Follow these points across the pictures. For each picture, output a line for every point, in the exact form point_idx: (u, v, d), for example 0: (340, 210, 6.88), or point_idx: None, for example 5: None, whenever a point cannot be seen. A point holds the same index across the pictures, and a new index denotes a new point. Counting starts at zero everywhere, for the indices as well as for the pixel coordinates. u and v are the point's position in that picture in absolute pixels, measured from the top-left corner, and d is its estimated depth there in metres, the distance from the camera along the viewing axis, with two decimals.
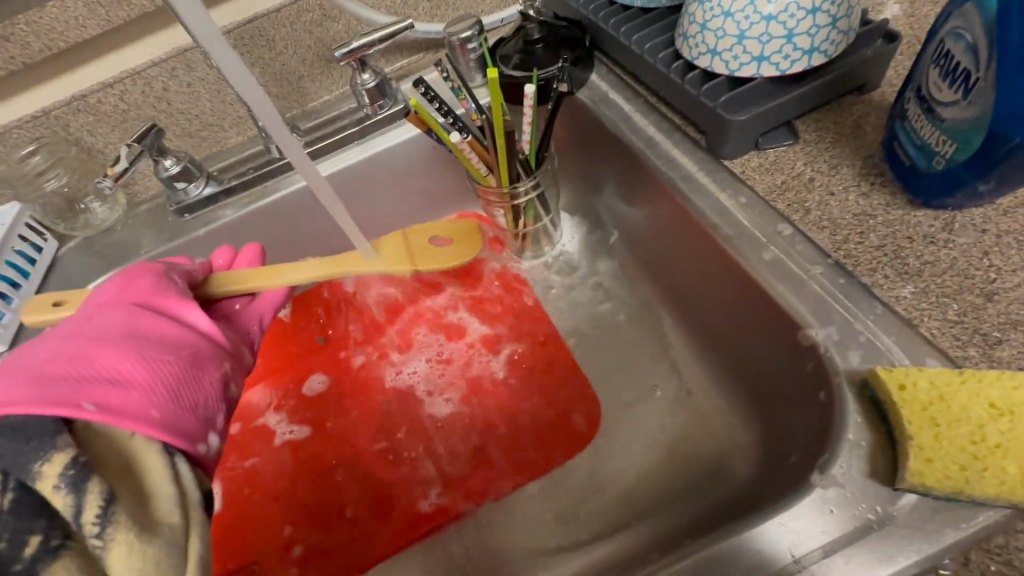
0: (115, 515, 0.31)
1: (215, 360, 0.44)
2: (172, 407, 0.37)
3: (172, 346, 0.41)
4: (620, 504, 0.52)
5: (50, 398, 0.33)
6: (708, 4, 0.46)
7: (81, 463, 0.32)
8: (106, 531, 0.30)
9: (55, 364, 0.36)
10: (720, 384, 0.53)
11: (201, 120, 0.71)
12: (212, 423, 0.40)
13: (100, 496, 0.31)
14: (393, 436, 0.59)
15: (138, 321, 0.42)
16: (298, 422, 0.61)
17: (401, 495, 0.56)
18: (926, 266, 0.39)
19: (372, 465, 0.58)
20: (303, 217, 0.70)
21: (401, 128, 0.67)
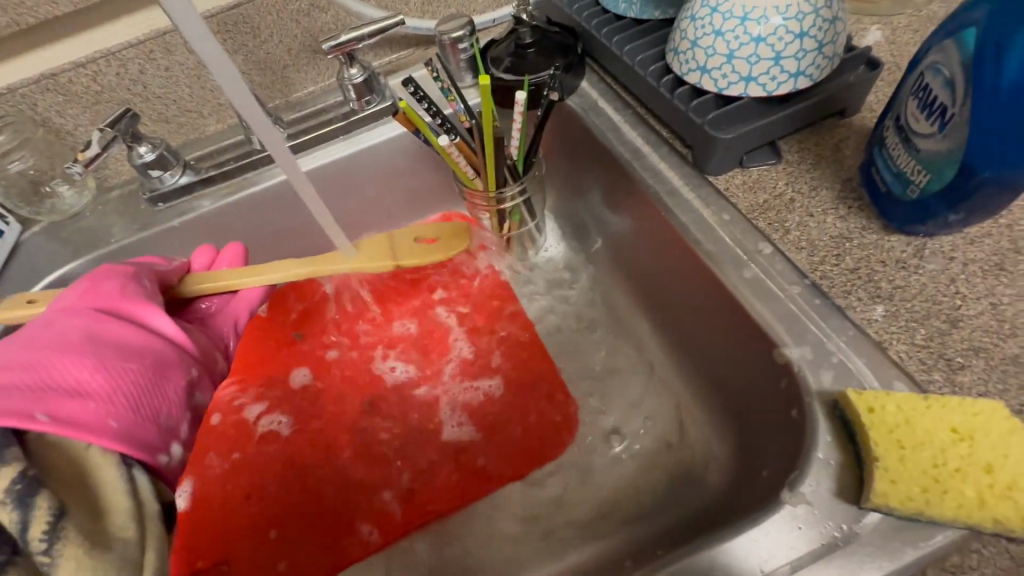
0: (63, 532, 0.39)
1: (174, 369, 0.52)
2: (131, 418, 0.46)
3: (136, 356, 0.50)
4: (594, 512, 0.53)
5: (9, 410, 0.42)
6: (700, 22, 0.46)
7: (28, 478, 0.40)
8: (53, 548, 0.38)
9: (15, 375, 0.44)
10: (696, 396, 0.54)
11: (179, 105, 0.68)
12: (173, 432, 0.50)
13: (48, 512, 0.39)
14: (371, 436, 0.59)
15: (101, 329, 0.50)
16: (273, 418, 0.59)
17: (377, 495, 0.56)
18: (897, 291, 0.40)
19: (349, 465, 0.57)
20: (284, 210, 0.68)
21: (388, 125, 0.65)
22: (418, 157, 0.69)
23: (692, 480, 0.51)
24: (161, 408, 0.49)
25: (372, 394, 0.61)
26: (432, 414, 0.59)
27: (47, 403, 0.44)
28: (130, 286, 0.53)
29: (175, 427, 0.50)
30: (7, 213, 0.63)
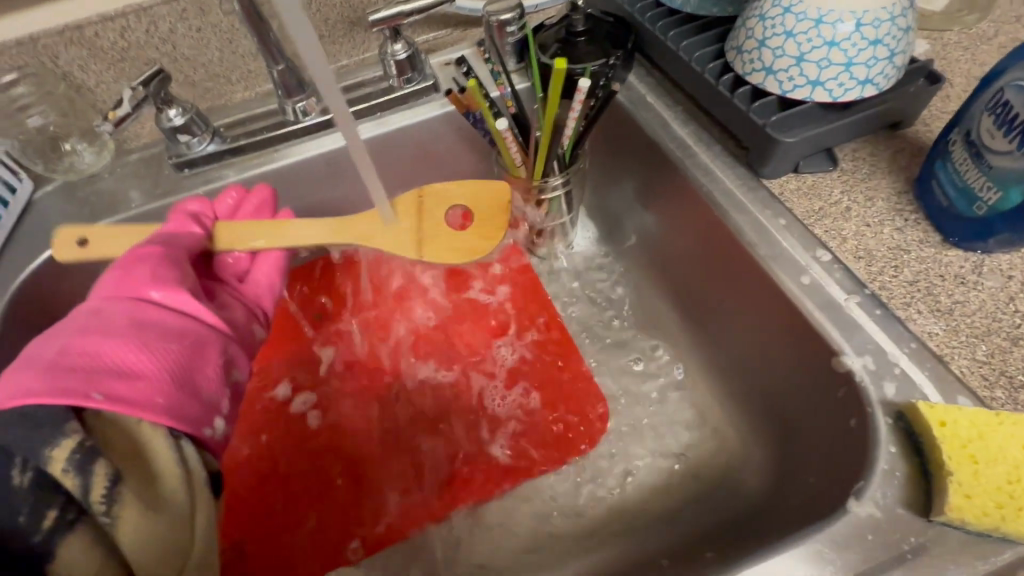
0: (120, 494, 0.37)
1: (214, 344, 0.47)
2: (178, 393, 0.42)
3: (179, 330, 0.45)
4: (625, 510, 0.53)
5: (59, 389, 0.38)
6: (771, 21, 0.46)
7: (86, 447, 0.37)
8: (112, 508, 0.36)
9: (65, 356, 0.40)
10: (733, 400, 0.54)
11: (207, 70, 0.65)
12: (217, 408, 0.45)
13: (105, 477, 0.36)
14: (396, 423, 0.59)
15: (142, 307, 0.45)
16: (298, 405, 0.60)
17: (399, 480, 0.56)
18: (956, 306, 0.40)
19: (372, 448, 0.58)
20: (312, 185, 0.65)
21: (432, 104, 0.63)
22: (455, 140, 0.66)
23: (726, 483, 0.51)
24: (207, 384, 0.45)
25: (400, 382, 0.61)
26: (456, 404, 0.59)
27: (98, 379, 0.39)
28: (167, 252, 0.48)
29: (219, 404, 0.46)
30: (19, 169, 0.61)
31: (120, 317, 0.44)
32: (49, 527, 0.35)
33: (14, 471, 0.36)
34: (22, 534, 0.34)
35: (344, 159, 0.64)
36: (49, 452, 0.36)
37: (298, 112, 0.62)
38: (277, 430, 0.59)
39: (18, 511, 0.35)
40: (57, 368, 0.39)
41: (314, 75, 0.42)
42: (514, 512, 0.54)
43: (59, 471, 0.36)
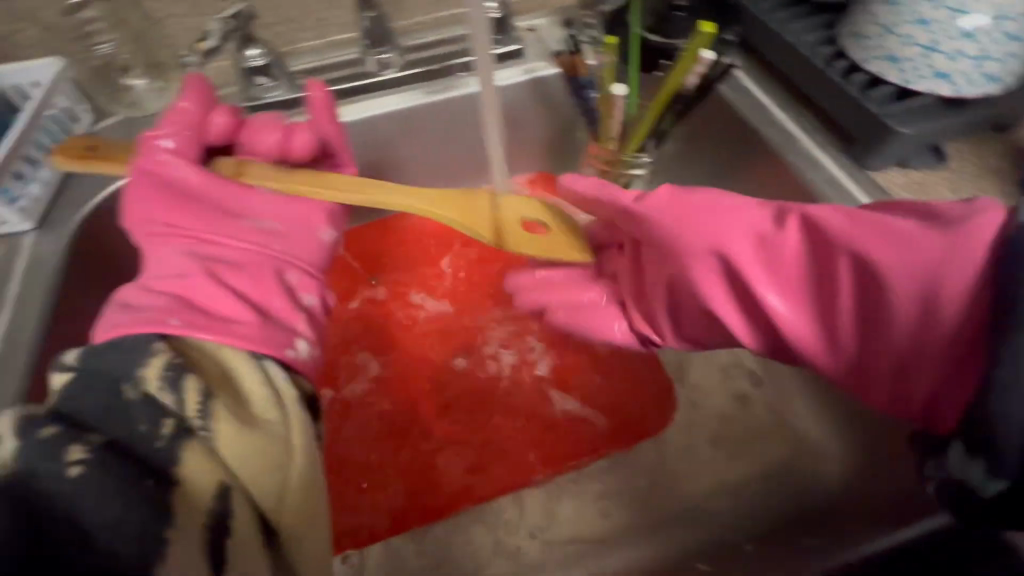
0: (213, 408, 0.36)
1: (273, 269, 0.47)
2: (254, 320, 0.43)
3: (240, 267, 0.46)
4: (700, 496, 0.52)
5: (144, 319, 0.39)
6: (902, 8, 0.44)
7: (175, 365, 0.37)
8: (208, 420, 0.36)
9: (144, 296, 0.42)
10: (808, 393, 0.54)
11: (281, 11, 0.61)
12: (294, 332, 0.45)
13: (197, 389, 0.36)
14: (474, 389, 0.58)
15: (203, 248, 0.46)
16: (351, 375, 0.59)
17: (484, 443, 0.55)
18: None
19: (453, 411, 0.57)
20: (387, 145, 0.63)
21: (516, 69, 0.61)
22: (534, 108, 0.64)
23: (803, 475, 0.51)
24: (274, 306, 0.45)
25: (466, 352, 0.61)
26: (524, 379, 0.59)
27: (172, 309, 0.41)
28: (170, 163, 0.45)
29: (293, 325, 0.45)
30: (83, 100, 0.57)
31: (173, 257, 0.45)
32: (169, 434, 0.34)
33: (124, 386, 0.35)
34: (141, 440, 0.33)
35: (420, 117, 0.61)
36: (140, 372, 0.36)
37: (379, 64, 0.60)
38: (332, 400, 0.58)
39: (135, 421, 0.34)
40: (135, 307, 0.41)
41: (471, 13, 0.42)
42: (587, 488, 0.53)
43: (154, 388, 0.35)
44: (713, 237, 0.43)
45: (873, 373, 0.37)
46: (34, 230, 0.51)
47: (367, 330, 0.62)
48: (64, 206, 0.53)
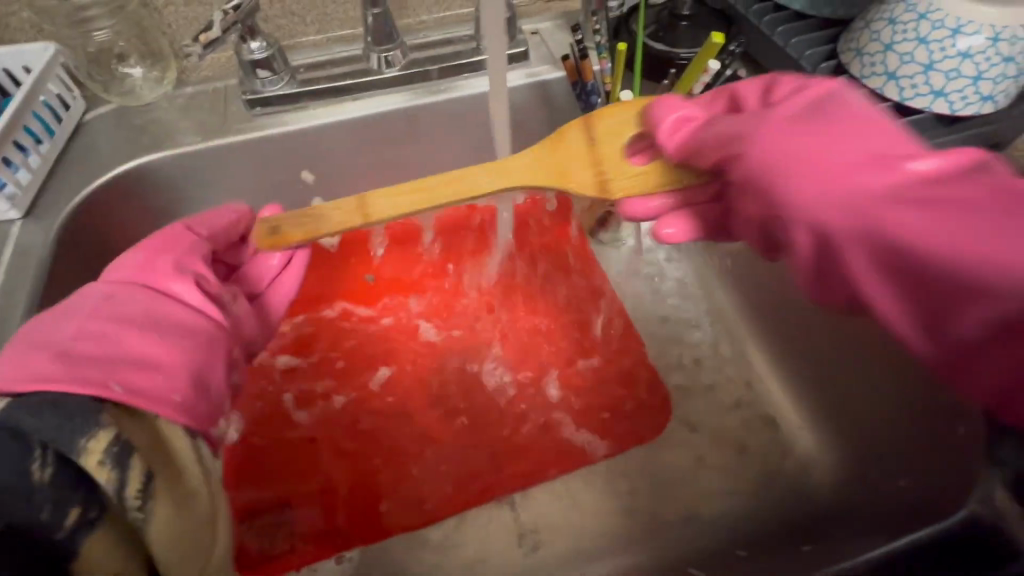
0: (154, 490, 0.36)
1: (223, 343, 0.45)
2: (193, 392, 0.41)
3: (188, 334, 0.43)
4: (693, 501, 0.52)
5: (84, 378, 0.36)
6: (901, 26, 0.45)
7: (124, 441, 0.35)
8: (147, 504, 0.36)
9: (84, 342, 0.38)
10: (801, 402, 0.55)
11: (284, 5, 0.60)
12: (221, 409, 0.44)
13: (141, 473, 0.36)
14: (453, 396, 0.59)
15: (162, 305, 0.44)
16: (342, 378, 0.60)
17: (466, 454, 0.55)
18: None
19: (432, 422, 0.57)
20: (388, 143, 0.62)
21: (519, 72, 0.62)
22: (537, 111, 0.64)
23: (798, 482, 0.52)
24: (215, 378, 0.44)
25: (461, 356, 0.61)
26: (519, 384, 0.59)
27: (109, 371, 0.38)
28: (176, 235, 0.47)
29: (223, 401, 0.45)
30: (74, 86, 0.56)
31: (122, 307, 0.42)
32: (74, 524, 0.34)
33: (32, 464, 0.33)
34: (42, 529, 0.33)
35: (423, 117, 0.61)
36: (84, 444, 0.34)
37: (382, 62, 0.59)
38: (313, 403, 0.59)
39: (37, 507, 0.33)
40: (67, 354, 0.37)
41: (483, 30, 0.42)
42: (580, 493, 0.53)
43: (94, 465, 0.34)
44: (794, 188, 0.37)
45: (980, 364, 0.33)
46: (21, 218, 0.50)
47: (361, 332, 0.63)
48: (52, 195, 0.52)
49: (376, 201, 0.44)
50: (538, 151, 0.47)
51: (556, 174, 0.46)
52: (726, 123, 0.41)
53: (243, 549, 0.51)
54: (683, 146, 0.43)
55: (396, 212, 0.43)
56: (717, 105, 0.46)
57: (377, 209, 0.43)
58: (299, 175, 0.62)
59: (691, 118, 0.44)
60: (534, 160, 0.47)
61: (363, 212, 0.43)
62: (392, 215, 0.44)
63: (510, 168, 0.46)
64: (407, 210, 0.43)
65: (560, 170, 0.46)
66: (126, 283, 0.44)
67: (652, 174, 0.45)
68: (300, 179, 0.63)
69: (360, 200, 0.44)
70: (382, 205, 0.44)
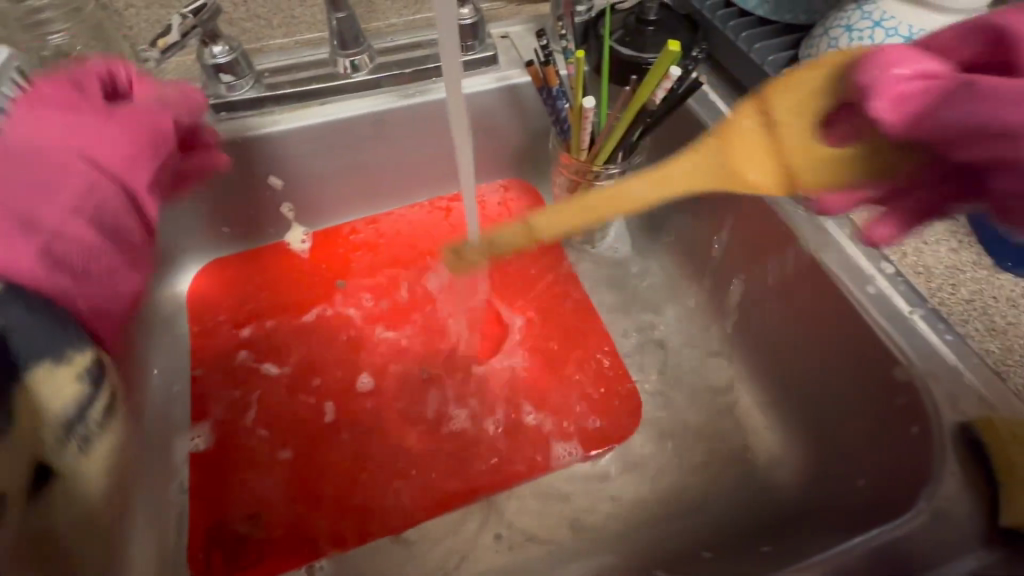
0: (110, 422, 0.38)
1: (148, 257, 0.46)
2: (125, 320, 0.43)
3: (133, 255, 0.42)
4: (659, 502, 0.53)
5: (54, 291, 0.36)
6: (857, 34, 0.46)
7: (100, 363, 0.38)
8: (105, 424, 0.38)
9: (54, 237, 0.36)
10: (765, 401, 0.55)
11: (249, 8, 0.60)
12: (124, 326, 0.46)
13: (106, 398, 0.38)
14: (425, 399, 0.59)
15: (123, 216, 0.40)
16: (311, 386, 0.60)
17: (436, 460, 0.55)
18: (1010, 326, 0.42)
19: (403, 428, 0.57)
20: (357, 147, 0.62)
21: (488, 76, 0.62)
22: (505, 115, 0.65)
23: (760, 480, 0.52)
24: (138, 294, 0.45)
25: (433, 361, 0.61)
26: (490, 388, 0.59)
27: (83, 286, 0.38)
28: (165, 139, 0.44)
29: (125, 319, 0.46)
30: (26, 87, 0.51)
31: (98, 206, 0.39)
32: None
33: None
34: None
35: (392, 121, 0.61)
36: (75, 355, 0.36)
37: (348, 66, 0.59)
38: (281, 410, 0.58)
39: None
40: (48, 252, 0.36)
41: (438, 42, 0.42)
42: (548, 496, 0.54)
43: (72, 376, 0.36)
44: None
45: None
46: None
47: (333, 336, 0.63)
48: None
49: (542, 219, 0.42)
50: (709, 143, 0.37)
51: (730, 173, 0.37)
52: (986, 89, 0.26)
53: (206, 564, 0.50)
54: (904, 123, 0.29)
55: (557, 230, 0.41)
56: (963, 49, 0.30)
57: (544, 227, 0.42)
58: (267, 180, 0.62)
59: (927, 75, 0.29)
60: (702, 159, 0.37)
61: (533, 232, 0.43)
62: (558, 232, 0.42)
63: (676, 173, 0.38)
64: (571, 223, 0.41)
65: (736, 163, 0.37)
66: (97, 167, 0.39)
67: (852, 159, 0.33)
68: (269, 184, 0.63)
69: (527, 221, 0.42)
70: (546, 221, 0.41)
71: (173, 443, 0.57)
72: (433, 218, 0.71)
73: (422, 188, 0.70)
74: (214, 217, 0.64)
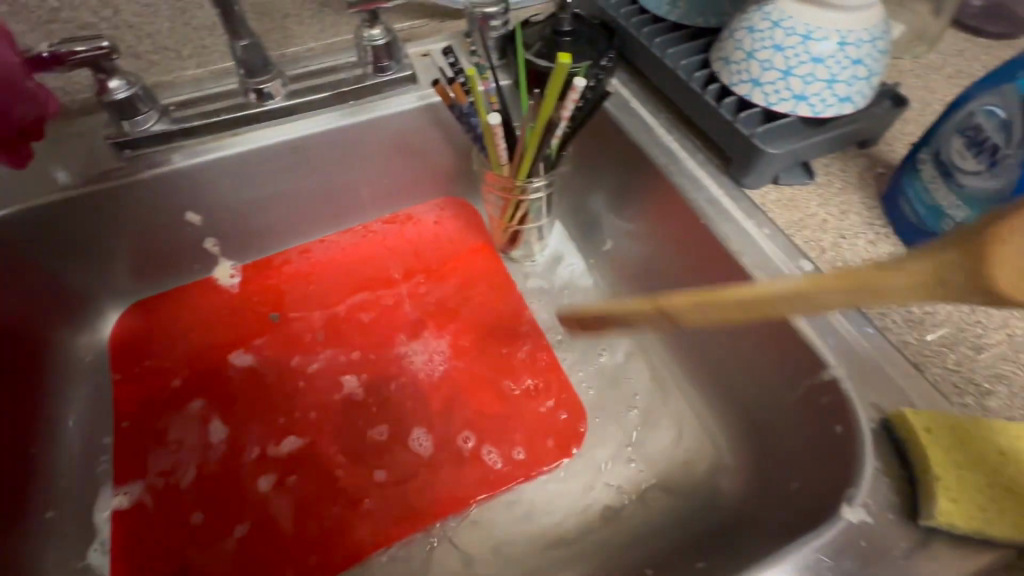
0: None
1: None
2: None
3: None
4: (603, 520, 0.52)
5: None
6: (759, 34, 0.47)
7: None
8: None
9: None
10: (702, 405, 0.55)
11: (154, 41, 0.57)
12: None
13: None
14: (379, 427, 0.57)
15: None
16: (251, 451, 0.56)
17: (394, 489, 0.54)
18: (926, 316, 0.42)
19: (360, 459, 0.55)
20: (281, 175, 0.61)
21: (410, 95, 0.61)
22: (431, 135, 0.64)
23: (703, 489, 0.51)
24: None
25: (376, 388, 0.60)
26: (435, 413, 0.58)
27: None
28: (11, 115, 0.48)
29: None
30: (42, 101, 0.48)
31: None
32: None
33: None
34: None
35: (309, 148, 0.59)
36: None
37: (260, 95, 0.57)
38: (224, 458, 0.55)
39: None
40: None
41: None
42: (492, 522, 0.52)
43: None
44: None
45: None
46: None
47: (271, 373, 0.60)
48: None
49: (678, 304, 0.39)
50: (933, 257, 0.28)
51: (970, 283, 0.26)
52: None
53: None
54: None
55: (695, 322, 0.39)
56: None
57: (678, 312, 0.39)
58: (184, 218, 0.60)
59: None
60: (915, 278, 0.28)
61: (660, 310, 0.41)
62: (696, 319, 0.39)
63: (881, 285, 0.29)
64: (718, 316, 0.38)
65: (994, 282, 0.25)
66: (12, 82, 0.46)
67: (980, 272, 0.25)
68: (187, 222, 0.61)
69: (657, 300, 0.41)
70: (679, 306, 0.39)
71: (97, 503, 0.54)
72: (369, 242, 0.69)
73: (356, 212, 0.69)
74: (135, 258, 0.62)
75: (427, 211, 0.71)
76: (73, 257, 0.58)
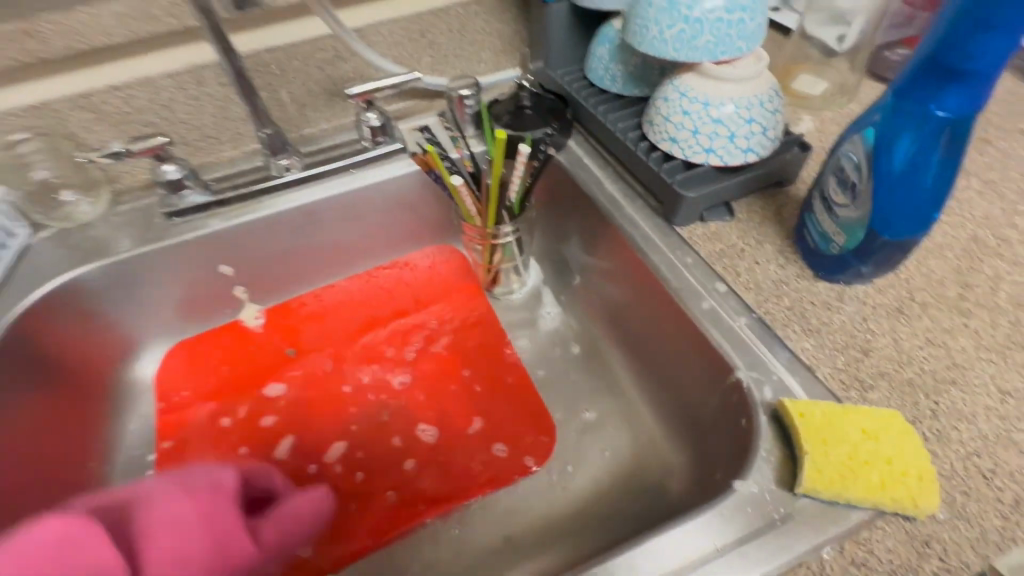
0: None
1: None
2: None
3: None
4: (565, 518, 0.59)
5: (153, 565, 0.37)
6: (672, 102, 0.57)
7: None
8: None
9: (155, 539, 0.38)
10: (656, 417, 0.62)
11: (199, 131, 0.72)
12: None
13: None
14: (399, 433, 0.66)
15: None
16: (308, 466, 0.64)
17: (424, 480, 0.62)
18: (824, 326, 0.50)
19: (393, 459, 0.64)
20: (298, 232, 0.74)
21: (400, 163, 0.74)
22: (420, 194, 0.77)
23: (656, 491, 0.58)
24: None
25: (387, 403, 0.69)
26: (440, 424, 0.66)
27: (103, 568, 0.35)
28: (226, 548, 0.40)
29: None
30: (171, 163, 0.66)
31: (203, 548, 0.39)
32: None
33: None
34: None
35: (320, 209, 0.72)
36: None
37: (280, 168, 0.70)
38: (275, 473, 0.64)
39: None
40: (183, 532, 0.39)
41: None
42: (472, 521, 0.60)
43: None
44: None
45: None
46: None
47: (295, 397, 0.70)
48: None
49: None
50: None
51: None
52: None
53: None
54: None
55: None
56: None
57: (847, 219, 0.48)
58: (219, 270, 0.73)
59: None
60: None
61: None
62: None
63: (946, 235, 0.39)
64: None
65: None
66: None
67: None
68: (221, 273, 0.74)
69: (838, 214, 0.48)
70: None
71: None
72: (372, 284, 0.80)
73: (361, 260, 0.81)
74: (179, 305, 0.74)
75: (422, 256, 0.83)
76: (127, 305, 0.71)
